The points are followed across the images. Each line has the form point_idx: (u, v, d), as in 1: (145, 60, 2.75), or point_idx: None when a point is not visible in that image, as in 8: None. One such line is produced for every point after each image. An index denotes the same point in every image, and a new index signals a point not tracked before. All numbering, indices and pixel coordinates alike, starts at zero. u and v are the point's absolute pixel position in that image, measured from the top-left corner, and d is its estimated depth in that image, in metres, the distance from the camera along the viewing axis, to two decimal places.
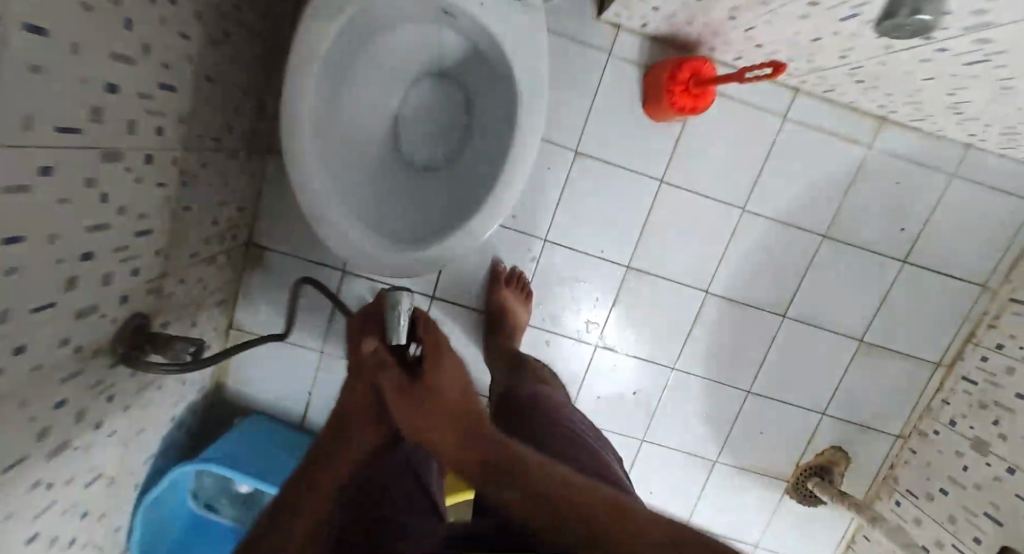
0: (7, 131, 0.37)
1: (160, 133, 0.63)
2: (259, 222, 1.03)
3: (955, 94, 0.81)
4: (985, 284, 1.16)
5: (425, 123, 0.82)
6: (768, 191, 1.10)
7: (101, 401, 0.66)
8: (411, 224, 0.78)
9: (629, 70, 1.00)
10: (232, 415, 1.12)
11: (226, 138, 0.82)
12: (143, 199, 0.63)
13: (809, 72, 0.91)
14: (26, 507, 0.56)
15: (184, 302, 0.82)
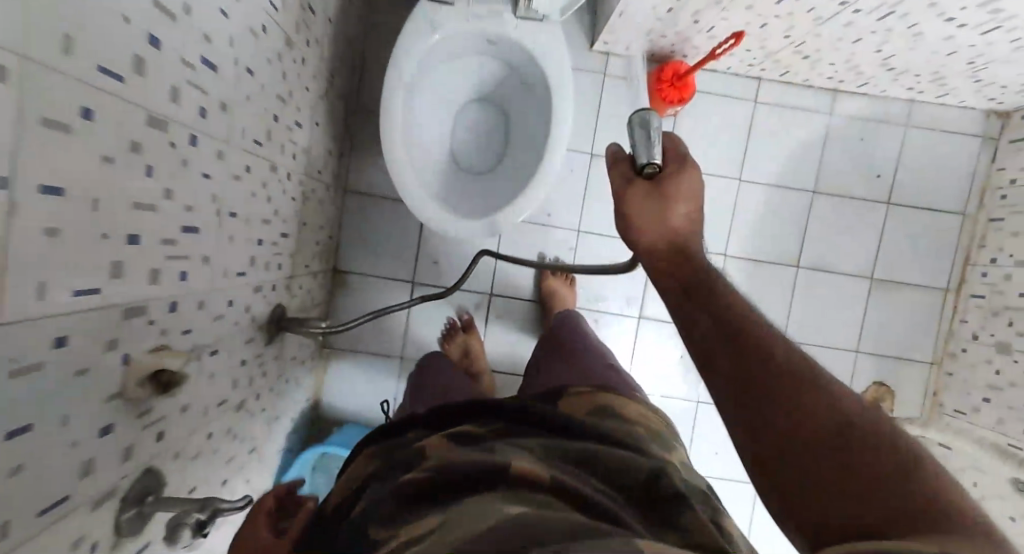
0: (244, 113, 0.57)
1: (293, 157, 0.84)
2: (339, 251, 1.22)
3: (881, 50, 1.03)
4: (965, 212, 1.32)
5: (477, 136, 1.06)
6: (757, 162, 1.29)
7: (259, 373, 0.81)
8: (480, 205, 0.98)
9: (622, 84, 1.24)
10: (326, 430, 1.24)
11: (322, 173, 1.03)
12: (284, 206, 0.82)
13: (765, 58, 1.14)
14: (224, 445, 0.69)
15: (299, 307, 0.99)
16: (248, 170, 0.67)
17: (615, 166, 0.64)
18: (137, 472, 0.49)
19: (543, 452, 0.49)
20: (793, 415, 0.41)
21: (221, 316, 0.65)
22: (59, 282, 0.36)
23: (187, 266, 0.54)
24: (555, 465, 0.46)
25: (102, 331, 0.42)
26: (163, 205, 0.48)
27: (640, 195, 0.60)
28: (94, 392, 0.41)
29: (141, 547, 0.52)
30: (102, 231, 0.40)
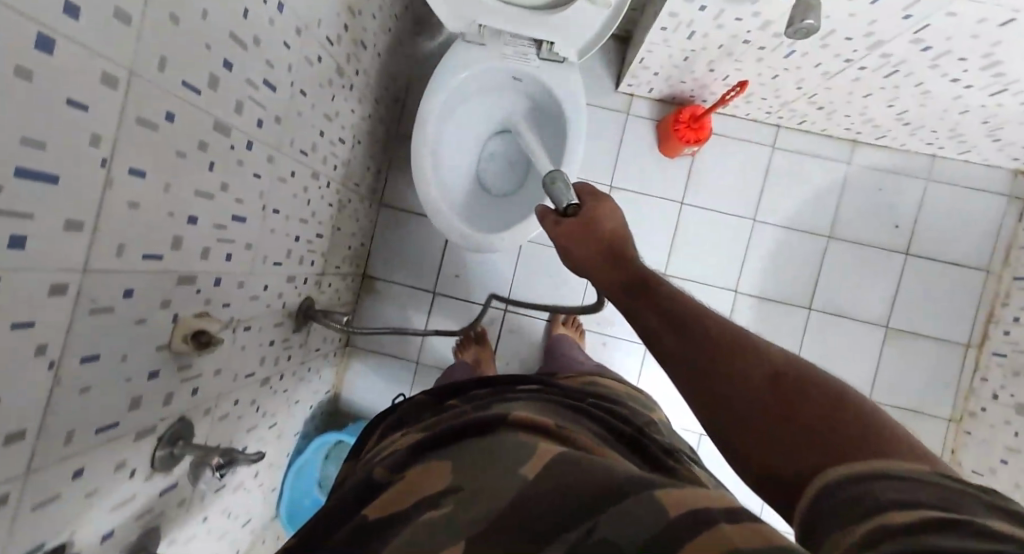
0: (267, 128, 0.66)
1: (334, 169, 0.95)
2: (369, 258, 1.33)
3: (893, 105, 1.07)
4: (989, 268, 1.30)
5: (500, 161, 1.15)
6: (772, 204, 1.33)
7: (285, 357, 0.91)
8: (497, 222, 1.07)
9: (643, 123, 1.32)
10: (340, 423, 1.32)
11: (360, 186, 1.15)
12: (321, 211, 0.94)
13: (780, 107, 1.20)
14: (243, 417, 0.78)
15: (327, 303, 1.10)
16: (292, 175, 0.77)
17: (545, 220, 0.73)
18: (173, 418, 0.58)
19: (534, 404, 0.57)
20: (767, 402, 0.40)
21: (257, 297, 0.74)
22: (135, 245, 0.46)
23: (232, 249, 0.64)
24: (545, 413, 0.55)
25: (161, 290, 0.51)
26: (218, 195, 0.58)
27: (571, 229, 0.68)
28: (149, 340, 0.51)
29: (168, 486, 0.60)
30: (169, 210, 0.50)
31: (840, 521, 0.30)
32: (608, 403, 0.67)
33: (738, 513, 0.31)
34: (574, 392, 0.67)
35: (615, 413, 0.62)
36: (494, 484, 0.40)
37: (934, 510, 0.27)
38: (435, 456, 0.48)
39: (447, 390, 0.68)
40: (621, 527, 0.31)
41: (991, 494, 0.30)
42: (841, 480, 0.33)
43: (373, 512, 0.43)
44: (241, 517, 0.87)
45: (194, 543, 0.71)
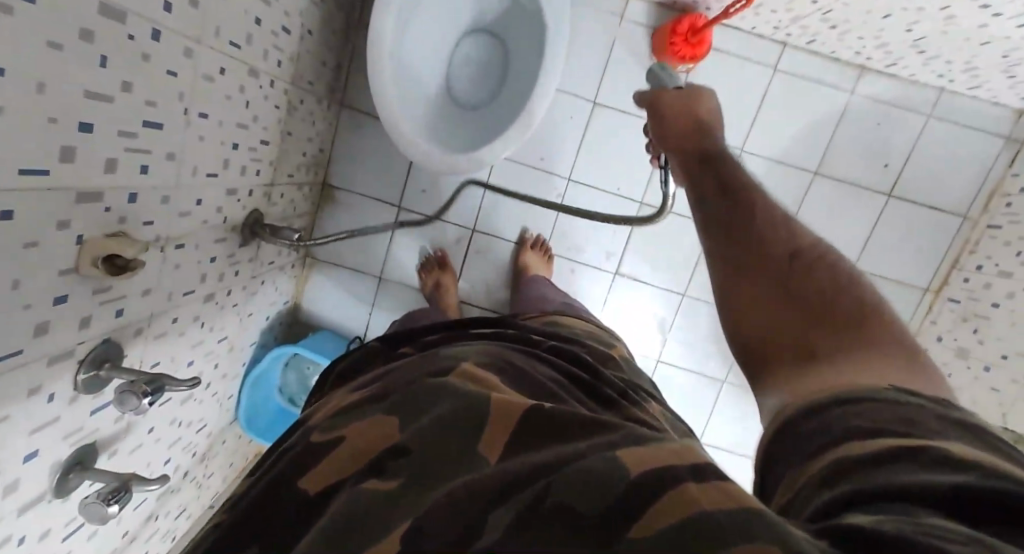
0: (184, 16, 0.56)
1: (279, 66, 0.84)
2: (330, 166, 1.24)
3: (912, 31, 0.97)
4: (966, 214, 1.27)
5: (471, 68, 1.02)
6: (763, 132, 1.24)
7: (232, 272, 0.88)
8: (464, 141, 0.99)
9: (637, 30, 1.18)
10: (303, 332, 1.33)
11: (315, 85, 1.02)
12: (266, 115, 0.84)
13: (790, 23, 1.08)
14: (186, 334, 0.77)
15: (280, 215, 1.04)
16: (223, 73, 0.67)
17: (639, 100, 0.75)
18: (94, 341, 0.55)
19: (492, 348, 0.55)
20: (798, 295, 0.47)
21: (188, 213, 0.68)
22: (9, 159, 0.39)
23: (149, 160, 0.57)
24: (502, 357, 0.52)
25: (54, 211, 0.45)
26: (120, 97, 0.50)
27: (666, 104, 0.69)
28: (49, 265, 0.46)
29: (100, 405, 0.60)
30: (50, 117, 0.42)
31: (802, 453, 0.35)
32: (566, 344, 0.66)
33: (704, 470, 0.30)
34: (531, 333, 0.65)
35: (574, 353, 0.60)
36: (449, 443, 0.36)
37: (887, 437, 0.31)
38: (377, 409, 0.43)
39: (399, 336, 0.64)
40: (583, 490, 0.28)
41: (929, 399, 0.36)
42: (805, 410, 0.38)
43: (312, 485, 0.37)
44: (194, 424, 0.89)
45: (142, 451, 0.73)
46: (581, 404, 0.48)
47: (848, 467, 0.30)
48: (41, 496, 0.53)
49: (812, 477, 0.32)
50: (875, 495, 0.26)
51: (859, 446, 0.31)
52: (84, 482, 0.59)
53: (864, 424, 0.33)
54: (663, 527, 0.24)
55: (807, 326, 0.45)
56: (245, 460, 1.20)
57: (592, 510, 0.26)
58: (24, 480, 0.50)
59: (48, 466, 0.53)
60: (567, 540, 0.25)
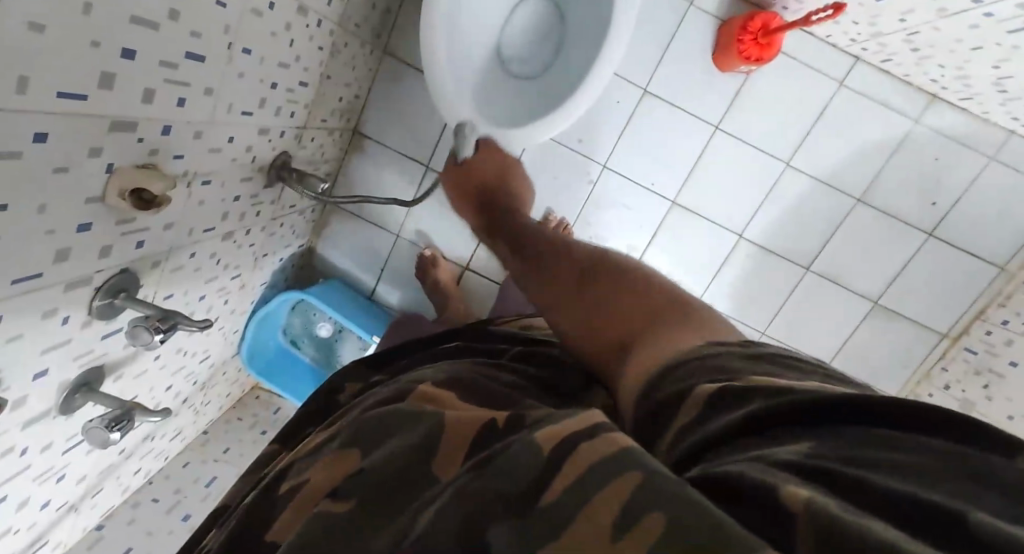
0: None
1: (329, 5, 0.80)
2: (364, 115, 1.21)
3: (999, 67, 0.91)
4: (1004, 266, 1.22)
5: (528, 36, 0.97)
6: (813, 149, 1.19)
7: (252, 213, 0.87)
8: (508, 115, 0.95)
9: (705, 20, 1.11)
10: (314, 277, 1.33)
11: (361, 28, 0.98)
12: (308, 56, 0.81)
13: (870, 38, 1.01)
14: (201, 269, 0.77)
15: (308, 160, 1.02)
16: (271, 8, 0.63)
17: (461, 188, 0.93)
18: (113, 270, 0.56)
19: (456, 362, 0.52)
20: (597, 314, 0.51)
21: (219, 149, 0.66)
22: (45, 81, 0.37)
23: (187, 93, 0.54)
24: (469, 367, 0.49)
25: (87, 137, 0.44)
26: (166, 25, 0.47)
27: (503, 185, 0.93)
28: (75, 190, 0.45)
29: (111, 330, 0.60)
30: (93, 40, 0.40)
31: (654, 425, 0.34)
32: (536, 345, 0.63)
33: (597, 425, 0.27)
34: (499, 342, 0.62)
35: (544, 354, 0.58)
36: (403, 460, 0.31)
37: (704, 388, 0.32)
38: (334, 444, 0.38)
39: (377, 358, 0.61)
40: (503, 471, 0.26)
41: (737, 346, 0.39)
42: (648, 388, 0.38)
43: (280, 535, 0.32)
44: (198, 355, 0.91)
45: (145, 378, 0.74)
46: (544, 402, 0.45)
47: (685, 427, 0.31)
48: (47, 411, 0.54)
49: (665, 450, 0.31)
50: (721, 452, 0.27)
51: (684, 416, 0.31)
52: (88, 403, 0.61)
53: (691, 383, 0.34)
54: (571, 484, 0.24)
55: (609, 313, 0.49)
56: (241, 392, 1.23)
57: (518, 489, 0.25)
58: (32, 396, 0.51)
59: (55, 385, 0.54)
60: (490, 515, 0.24)
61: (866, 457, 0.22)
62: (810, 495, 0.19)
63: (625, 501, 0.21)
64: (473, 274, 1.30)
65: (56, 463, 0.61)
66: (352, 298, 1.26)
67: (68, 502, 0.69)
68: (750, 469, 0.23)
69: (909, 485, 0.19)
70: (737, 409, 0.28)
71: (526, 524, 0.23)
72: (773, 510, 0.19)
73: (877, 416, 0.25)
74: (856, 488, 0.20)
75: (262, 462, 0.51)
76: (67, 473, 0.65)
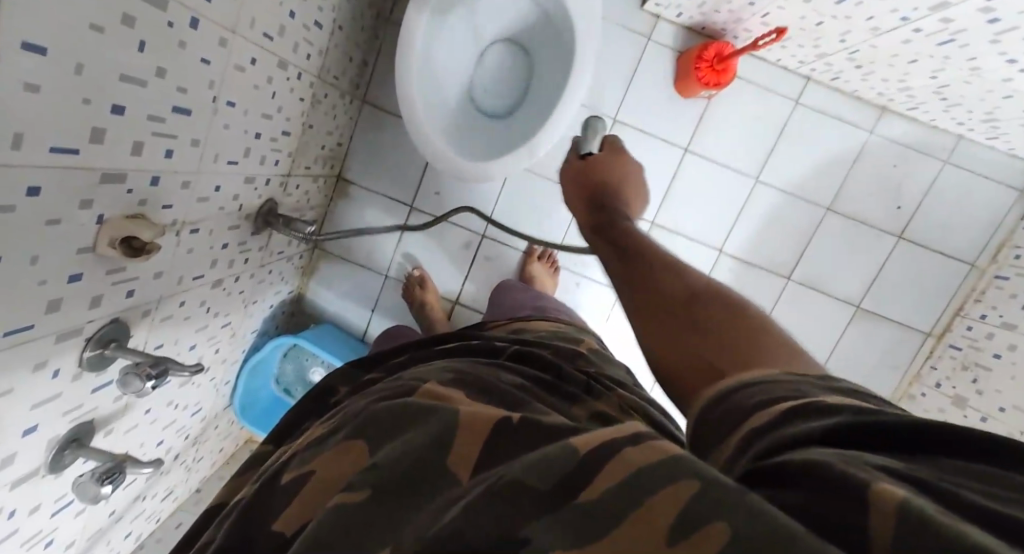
0: (224, 11, 0.57)
1: (308, 59, 0.84)
2: (348, 161, 1.25)
3: (936, 77, 0.99)
4: (974, 262, 1.26)
5: (495, 77, 1.02)
6: (779, 164, 1.24)
7: (241, 260, 0.88)
8: (479, 146, 0.99)
9: (665, 53, 1.19)
10: (304, 322, 1.33)
11: (340, 80, 1.03)
12: (290, 107, 0.84)
13: (816, 59, 1.09)
14: (191, 317, 0.77)
15: (294, 205, 1.04)
16: (253, 63, 0.67)
17: (568, 168, 0.72)
18: (104, 320, 0.56)
19: (459, 362, 0.52)
20: (697, 331, 0.43)
21: (206, 199, 0.69)
22: (37, 137, 0.39)
23: (174, 144, 0.57)
24: (464, 368, 0.49)
25: (77, 191, 0.45)
26: (153, 82, 0.50)
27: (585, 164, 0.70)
28: (65, 242, 0.46)
29: (103, 382, 0.60)
30: (85, 97, 0.42)
31: (720, 432, 0.33)
32: (532, 347, 0.64)
33: (641, 435, 0.30)
34: (495, 341, 0.63)
35: (540, 354, 0.59)
36: (420, 458, 0.32)
37: (786, 400, 0.31)
38: (340, 436, 0.38)
39: (371, 359, 0.61)
40: (536, 466, 0.27)
41: (813, 376, 0.36)
42: (715, 399, 0.36)
43: (289, 526, 0.32)
44: (188, 408, 0.89)
45: (137, 432, 0.73)
46: (546, 404, 0.46)
47: (755, 430, 0.30)
48: (35, 470, 0.53)
49: (732, 454, 0.30)
50: (790, 448, 0.27)
51: (761, 418, 0.31)
52: (77, 459, 0.59)
53: (766, 394, 0.33)
54: (611, 485, 0.25)
55: (719, 345, 0.41)
56: (234, 446, 1.20)
57: (546, 489, 0.26)
58: (20, 453, 0.50)
59: (44, 442, 0.53)
60: (524, 515, 0.24)
61: (961, 482, 0.21)
62: (903, 496, 0.19)
63: (678, 508, 0.22)
64: (463, 307, 1.31)
65: (43, 528, 0.59)
66: (344, 340, 1.25)
67: None
68: (834, 461, 0.23)
69: (1001, 505, 0.19)
70: (822, 418, 0.28)
71: (565, 525, 0.23)
72: (858, 505, 0.19)
73: (971, 447, 0.24)
74: (946, 499, 0.20)
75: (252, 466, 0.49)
76: (55, 538, 0.62)
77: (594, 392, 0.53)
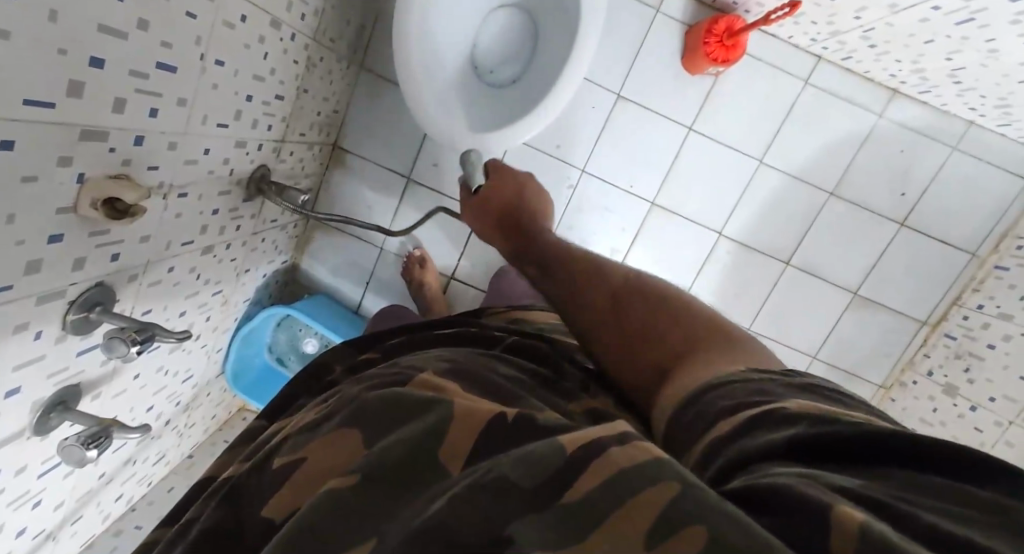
0: None
1: (302, 19, 0.81)
2: (344, 130, 1.22)
3: (952, 59, 0.96)
4: (975, 252, 1.25)
5: (503, 46, 0.99)
6: (785, 147, 1.22)
7: (231, 228, 0.87)
8: (481, 121, 0.96)
9: (674, 27, 1.15)
10: (298, 294, 1.33)
11: (336, 43, 0.99)
12: (284, 70, 0.82)
13: (829, 36, 1.06)
14: (181, 285, 0.76)
15: (287, 173, 1.02)
16: (244, 21, 0.64)
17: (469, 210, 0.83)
18: (88, 284, 0.55)
19: (454, 352, 0.52)
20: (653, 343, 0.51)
21: (195, 162, 0.67)
22: (13, 87, 0.37)
23: (159, 104, 0.55)
24: (460, 359, 0.49)
25: (57, 146, 0.44)
26: (135, 35, 0.47)
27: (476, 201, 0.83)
28: (46, 201, 0.45)
29: (88, 347, 0.59)
30: (60, 48, 0.40)
31: (694, 432, 0.35)
32: (528, 337, 0.63)
33: (627, 434, 0.28)
34: (492, 331, 0.63)
35: (536, 347, 0.58)
36: (411, 451, 0.31)
37: (749, 406, 0.33)
38: (333, 423, 0.38)
39: (364, 339, 0.61)
40: (528, 462, 0.26)
41: (781, 375, 0.38)
42: (690, 399, 0.39)
43: (280, 511, 0.32)
44: (179, 375, 0.89)
45: (125, 398, 0.73)
46: (543, 400, 0.45)
47: (727, 436, 0.31)
48: (19, 432, 0.53)
49: (705, 456, 0.32)
50: (758, 462, 0.28)
51: (728, 424, 0.32)
52: (63, 422, 0.59)
53: (729, 399, 0.35)
54: (599, 485, 0.24)
55: (680, 348, 0.48)
56: (227, 414, 1.21)
57: (530, 485, 0.25)
58: (4, 414, 0.50)
59: (28, 404, 0.53)
60: (507, 510, 0.23)
61: (924, 499, 0.22)
62: (864, 519, 0.19)
63: (659, 511, 0.22)
64: (459, 283, 1.30)
65: (31, 489, 0.59)
66: (339, 313, 1.24)
67: (46, 531, 0.66)
68: (797, 482, 0.23)
69: (956, 527, 0.19)
70: (790, 427, 0.29)
71: (552, 523, 0.23)
72: (819, 524, 0.19)
73: (941, 462, 0.24)
74: (906, 522, 0.20)
75: (244, 439, 0.49)
76: (43, 499, 0.62)
77: (590, 390, 0.52)
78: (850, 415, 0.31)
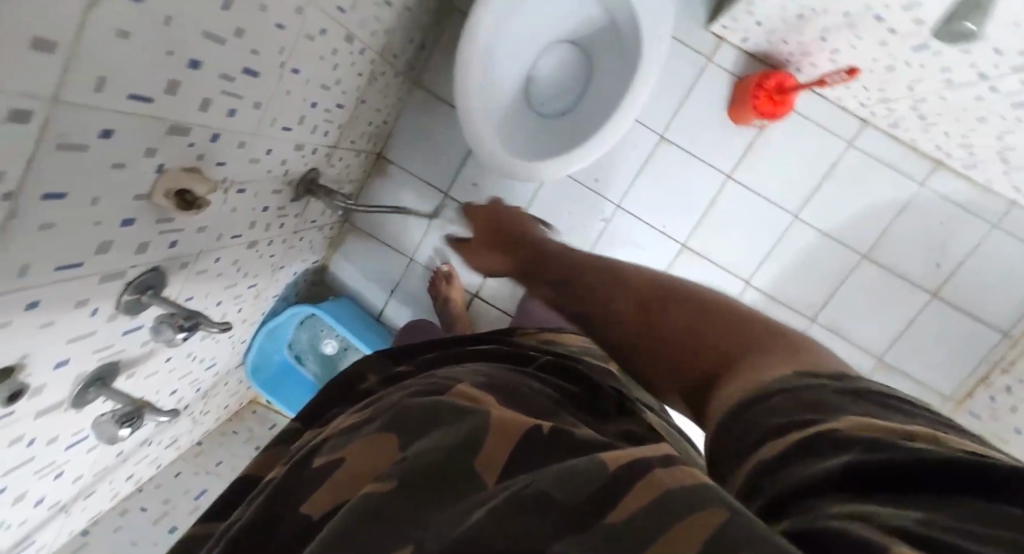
0: None
1: (373, 36, 0.84)
2: (390, 142, 1.26)
3: (1002, 138, 0.96)
4: (1007, 332, 1.22)
5: (557, 80, 1.02)
6: (822, 205, 1.22)
7: (276, 225, 0.89)
8: (530, 150, 0.98)
9: (723, 77, 1.17)
10: (324, 294, 1.34)
11: (398, 60, 1.03)
12: (348, 81, 0.85)
13: (878, 103, 1.06)
14: (223, 274, 0.78)
15: (334, 177, 1.04)
16: (323, 34, 0.67)
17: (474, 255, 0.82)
18: (145, 267, 0.57)
19: (492, 367, 0.52)
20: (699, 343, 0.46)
21: (258, 160, 0.69)
22: (121, 81, 0.39)
23: (237, 105, 0.57)
24: (499, 375, 0.49)
25: (146, 138, 0.46)
26: (230, 41, 0.50)
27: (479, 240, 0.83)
28: (126, 187, 0.47)
29: (134, 326, 0.61)
30: (168, 49, 0.42)
31: (741, 451, 0.31)
32: (563, 358, 0.63)
33: (671, 459, 0.28)
34: (526, 349, 0.63)
35: (571, 367, 0.58)
36: (449, 456, 0.31)
37: (805, 424, 0.28)
38: (372, 428, 0.38)
39: (399, 351, 0.62)
40: (565, 480, 0.25)
41: (832, 380, 0.34)
42: (733, 410, 0.34)
43: (316, 508, 0.32)
44: (205, 361, 0.90)
45: (155, 379, 0.74)
46: (583, 421, 0.45)
47: (775, 458, 0.27)
48: (59, 403, 0.54)
49: (749, 479, 0.28)
50: (803, 493, 0.24)
51: (780, 443, 0.28)
52: (98, 398, 0.60)
53: (784, 414, 0.31)
54: (641, 506, 0.23)
55: (724, 346, 0.43)
56: (239, 404, 1.22)
57: (571, 503, 0.24)
58: (50, 385, 0.51)
59: (72, 377, 0.54)
60: (546, 527, 0.22)
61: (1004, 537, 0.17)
62: None
63: (707, 533, 0.20)
64: (483, 301, 1.30)
65: (57, 459, 0.60)
66: (361, 317, 1.26)
67: (61, 502, 0.67)
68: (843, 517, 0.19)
69: None
70: (844, 453, 0.25)
71: (591, 539, 0.21)
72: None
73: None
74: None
75: (278, 438, 0.49)
76: (65, 470, 0.63)
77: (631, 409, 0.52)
78: (924, 439, 0.26)
